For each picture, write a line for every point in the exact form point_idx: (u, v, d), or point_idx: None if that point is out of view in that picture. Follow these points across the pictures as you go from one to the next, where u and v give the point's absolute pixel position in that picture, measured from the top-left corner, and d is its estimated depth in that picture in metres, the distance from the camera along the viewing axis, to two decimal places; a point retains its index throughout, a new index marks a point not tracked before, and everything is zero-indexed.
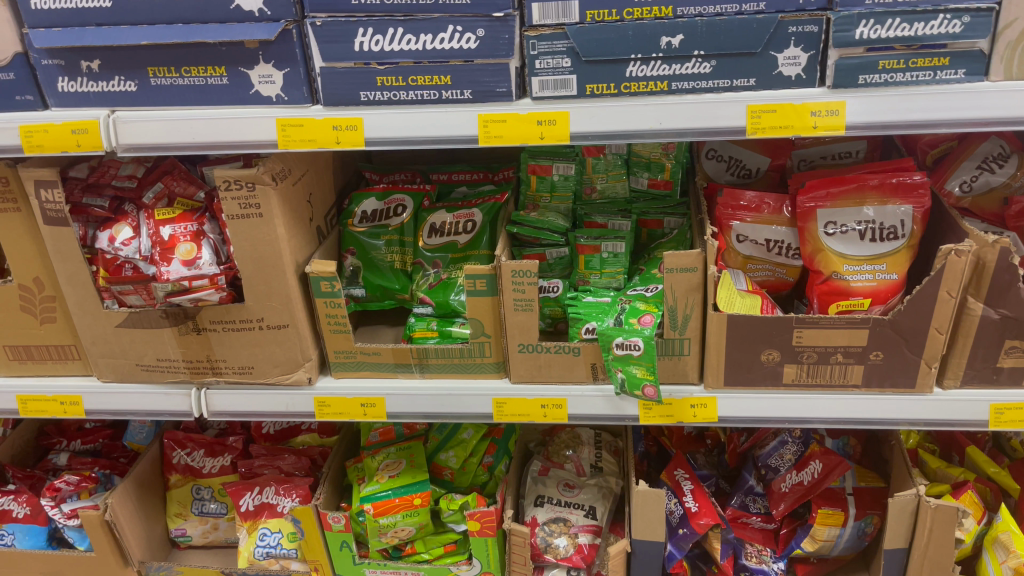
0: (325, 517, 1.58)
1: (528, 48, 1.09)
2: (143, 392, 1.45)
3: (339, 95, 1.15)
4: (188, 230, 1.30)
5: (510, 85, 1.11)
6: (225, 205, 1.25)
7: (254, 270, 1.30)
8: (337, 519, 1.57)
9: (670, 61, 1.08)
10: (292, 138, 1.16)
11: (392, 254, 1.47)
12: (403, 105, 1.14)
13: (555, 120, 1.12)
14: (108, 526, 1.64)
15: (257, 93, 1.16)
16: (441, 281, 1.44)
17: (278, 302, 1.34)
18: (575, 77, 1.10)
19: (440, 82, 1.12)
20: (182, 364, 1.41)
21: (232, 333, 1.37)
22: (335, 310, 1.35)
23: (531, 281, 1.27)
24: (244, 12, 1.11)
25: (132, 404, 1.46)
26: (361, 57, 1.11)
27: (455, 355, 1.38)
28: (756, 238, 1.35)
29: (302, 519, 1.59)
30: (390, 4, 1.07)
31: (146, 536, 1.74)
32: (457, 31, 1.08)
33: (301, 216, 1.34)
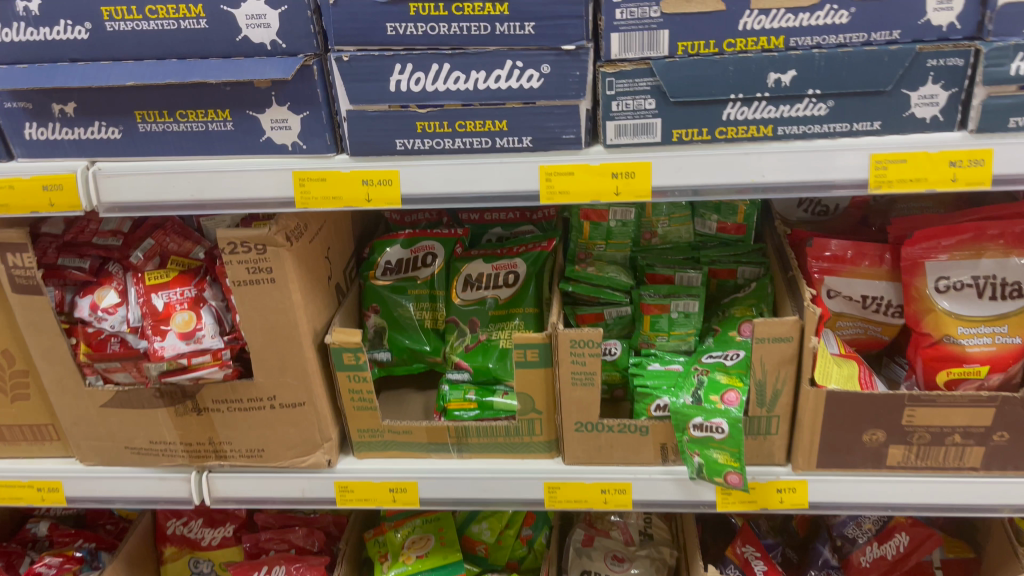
0: None
1: (604, 87, 0.89)
2: (134, 477, 1.25)
3: (369, 143, 0.95)
4: (185, 295, 1.10)
5: (579, 131, 0.92)
6: (230, 269, 1.05)
7: (265, 342, 1.10)
8: None
9: (777, 101, 0.88)
10: (312, 195, 0.96)
11: (422, 312, 1.28)
12: (448, 155, 0.94)
13: (634, 173, 0.92)
14: None
15: (269, 141, 0.96)
16: (479, 343, 1.25)
17: (293, 378, 1.14)
18: (660, 121, 0.90)
19: (494, 127, 0.92)
20: (180, 447, 1.21)
21: (238, 413, 1.17)
22: (360, 385, 1.16)
23: (593, 351, 1.08)
24: (254, 45, 0.90)
25: (122, 491, 1.26)
26: (398, 98, 0.91)
27: (499, 434, 1.18)
28: (851, 294, 1.16)
29: None
30: (434, 35, 0.87)
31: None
32: (517, 67, 0.88)
33: (318, 277, 1.14)
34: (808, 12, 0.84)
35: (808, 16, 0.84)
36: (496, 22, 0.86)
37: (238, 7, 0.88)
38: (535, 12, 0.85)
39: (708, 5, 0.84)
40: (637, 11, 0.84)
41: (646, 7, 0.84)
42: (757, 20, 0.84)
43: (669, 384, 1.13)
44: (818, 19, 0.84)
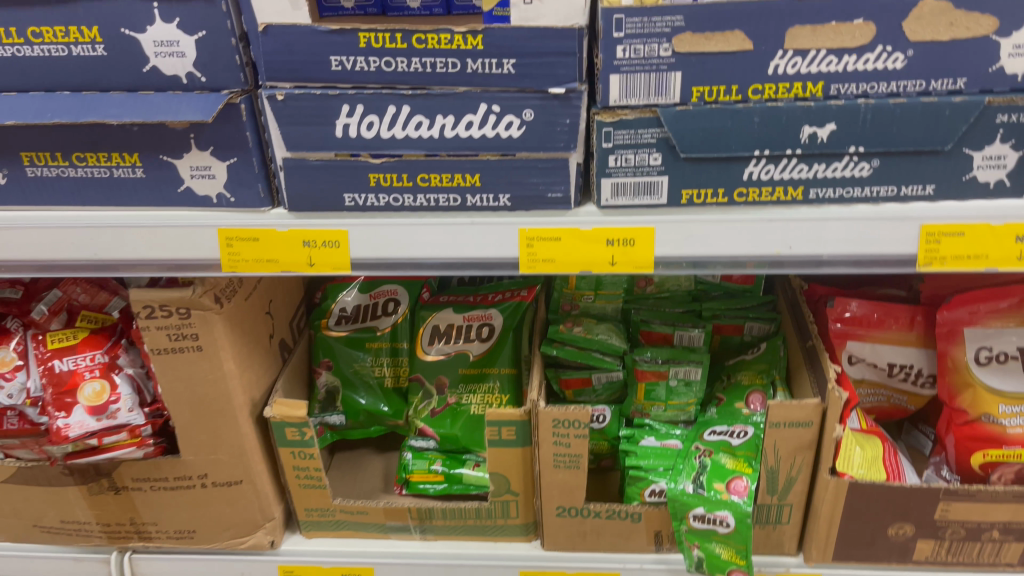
0: None
1: (600, 138, 0.72)
2: (46, 557, 1.09)
3: (312, 197, 0.77)
4: (95, 361, 0.93)
5: (568, 188, 0.75)
6: (148, 336, 0.88)
7: (192, 416, 0.94)
8: None
9: (811, 159, 0.72)
10: (243, 257, 0.79)
11: (380, 368, 1.11)
12: (409, 213, 0.77)
13: (634, 240, 0.76)
14: None
15: (189, 192, 0.78)
16: (447, 405, 1.09)
17: (228, 455, 0.97)
18: (666, 180, 0.74)
19: (465, 182, 0.75)
20: (97, 528, 1.05)
21: (162, 493, 1.00)
22: (307, 462, 0.99)
23: (579, 432, 0.93)
24: (165, 77, 0.73)
25: (35, 571, 1.10)
26: (346, 145, 0.74)
27: (469, 516, 1.02)
28: (875, 361, 1.01)
29: None
30: (390, 72, 0.70)
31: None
32: (493, 113, 0.71)
33: (257, 337, 0.97)
34: (855, 54, 0.67)
35: (855, 59, 0.67)
36: (467, 58, 0.69)
37: (143, 31, 0.70)
38: (515, 47, 0.68)
39: (732, 44, 0.67)
40: (643, 48, 0.68)
41: (655, 44, 0.67)
42: (791, 62, 0.68)
43: (667, 465, 0.98)
44: (867, 63, 0.67)
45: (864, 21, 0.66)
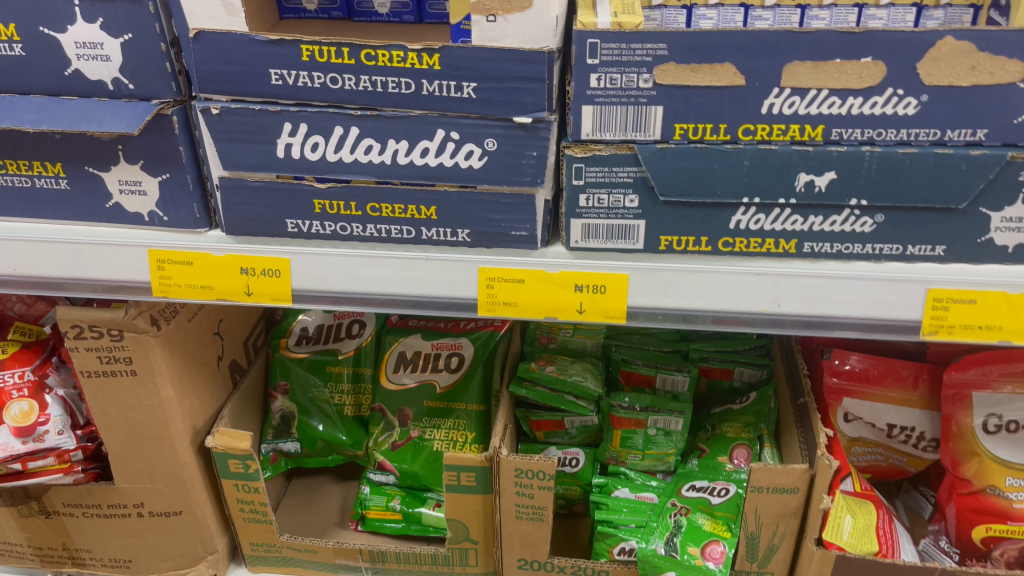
0: None
1: (570, 175, 0.64)
2: None
3: (252, 221, 0.70)
4: (24, 378, 0.87)
5: (534, 227, 0.67)
6: (77, 358, 0.81)
7: (126, 443, 0.87)
8: None
9: (806, 210, 0.64)
10: (176, 282, 0.72)
11: (342, 395, 1.05)
12: (358, 244, 0.70)
13: (605, 287, 0.68)
14: None
15: (118, 208, 0.71)
16: (409, 438, 1.02)
17: (165, 485, 0.91)
18: (644, 224, 0.66)
19: (419, 214, 0.68)
20: (29, 551, 0.98)
21: (96, 520, 0.94)
22: (251, 495, 0.92)
23: (543, 484, 0.85)
24: (89, 82, 0.65)
25: None
26: (288, 167, 0.66)
27: (423, 562, 0.95)
28: (873, 420, 0.93)
29: None
30: (336, 90, 0.62)
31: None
32: (452, 141, 0.64)
33: (203, 360, 0.90)
34: (861, 96, 0.59)
35: (861, 102, 0.59)
36: (422, 79, 0.61)
37: (64, 31, 0.63)
38: (476, 70, 0.61)
39: (722, 78, 0.59)
40: (620, 78, 0.60)
41: (633, 74, 0.59)
42: (788, 102, 0.59)
43: (640, 523, 0.89)
44: (874, 107, 0.59)
45: (873, 60, 0.58)
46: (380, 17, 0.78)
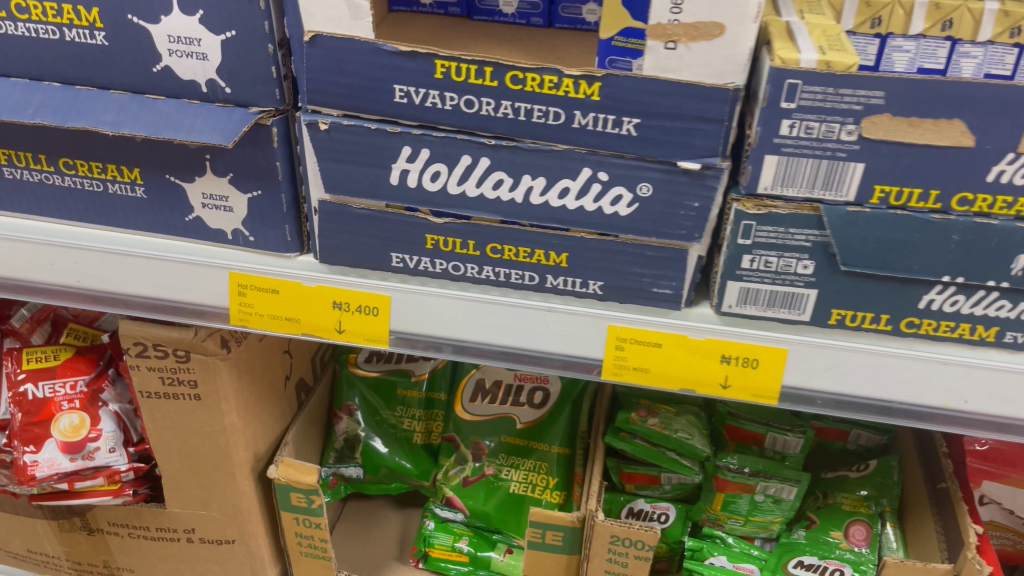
0: None
1: (736, 233, 0.54)
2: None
3: (349, 251, 0.61)
4: (76, 389, 0.79)
5: (681, 286, 0.57)
6: (138, 377, 0.74)
7: (182, 468, 0.79)
8: None
9: (1017, 295, 0.53)
10: (257, 310, 0.63)
11: (412, 423, 0.96)
12: (471, 285, 0.61)
13: (758, 360, 0.58)
14: None
15: (199, 222, 0.63)
16: (482, 475, 0.93)
17: (220, 513, 0.83)
18: (814, 295, 0.56)
19: (547, 260, 0.58)
20: (66, 564, 0.91)
21: (142, 541, 0.87)
22: (311, 530, 0.84)
23: (641, 553, 0.76)
24: (180, 82, 0.56)
25: None
26: (401, 196, 0.57)
27: None
28: (1012, 507, 0.83)
29: None
30: (470, 114, 0.52)
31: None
32: (599, 183, 0.54)
33: (269, 381, 0.82)
34: None
35: None
36: (575, 110, 0.51)
37: (156, 23, 0.54)
38: (642, 104, 0.50)
39: (946, 137, 0.48)
40: (818, 127, 0.49)
41: (836, 123, 0.49)
42: (1023, 170, 0.49)
43: None
44: None
45: None
46: (504, 17, 0.67)
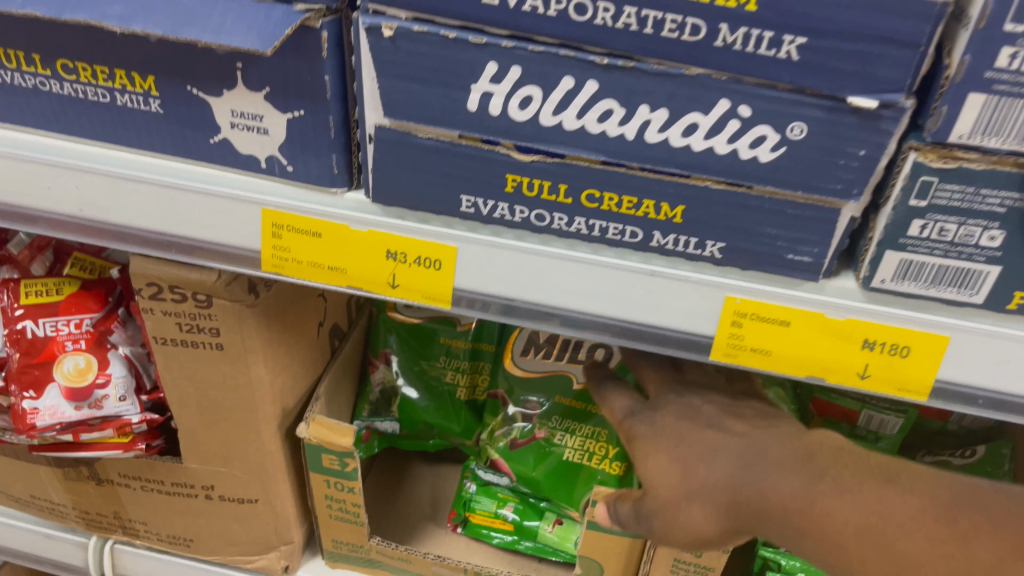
0: None
1: (910, 191, 0.42)
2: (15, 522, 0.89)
3: (410, 190, 0.50)
4: (81, 329, 0.70)
5: (823, 253, 0.46)
6: (152, 322, 0.64)
7: (202, 422, 0.70)
8: None
9: None
10: (294, 256, 0.52)
11: (455, 377, 0.89)
12: (556, 239, 0.50)
13: (910, 348, 0.47)
14: None
15: (226, 146, 0.52)
16: (533, 438, 0.85)
17: (243, 471, 0.74)
18: (996, 273, 0.44)
19: (656, 214, 0.47)
20: (72, 512, 0.84)
21: (155, 494, 0.78)
22: (344, 494, 0.76)
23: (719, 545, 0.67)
24: None
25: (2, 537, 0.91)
26: (481, 126, 0.46)
27: None
28: None
29: None
30: (580, 23, 0.41)
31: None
32: (738, 120, 0.42)
33: (301, 329, 0.72)
34: None
35: None
36: (720, 24, 0.39)
37: None
38: (812, 19, 0.38)
39: None
40: None
41: None
42: None
43: None
44: None
45: None
46: None
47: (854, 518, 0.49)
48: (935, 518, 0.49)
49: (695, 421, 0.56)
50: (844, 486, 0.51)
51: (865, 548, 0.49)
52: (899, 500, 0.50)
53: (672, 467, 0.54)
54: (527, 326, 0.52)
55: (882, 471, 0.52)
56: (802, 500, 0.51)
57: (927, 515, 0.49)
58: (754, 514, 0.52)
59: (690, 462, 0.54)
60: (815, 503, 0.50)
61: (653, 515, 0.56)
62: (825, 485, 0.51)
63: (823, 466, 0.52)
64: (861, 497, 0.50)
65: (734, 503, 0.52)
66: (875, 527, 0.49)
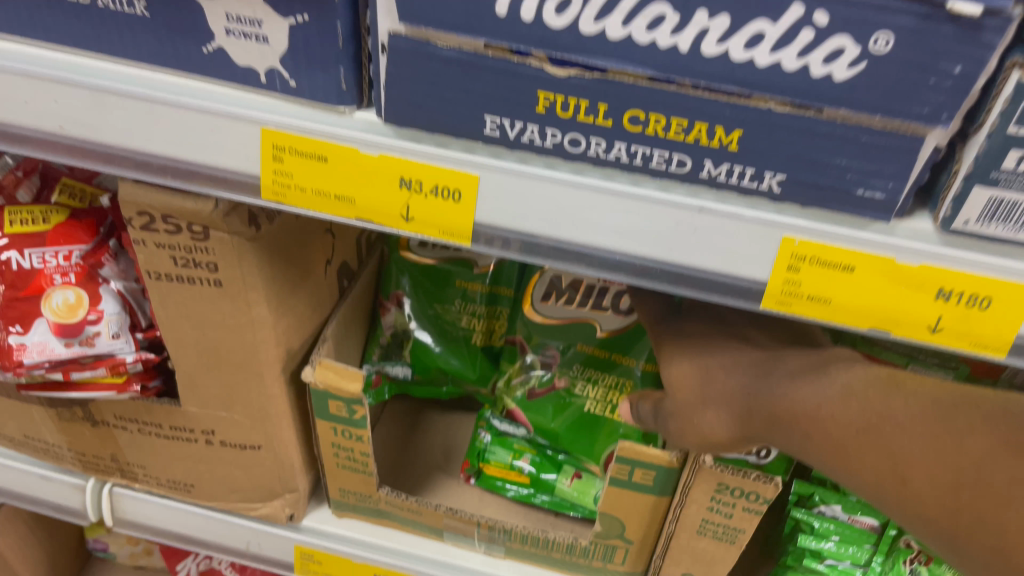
0: None
1: (1009, 117, 0.35)
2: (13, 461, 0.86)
3: (427, 109, 0.44)
4: (70, 261, 0.65)
5: (898, 189, 0.40)
6: (145, 256, 0.59)
7: (200, 364, 0.66)
8: None
9: None
10: (297, 183, 0.48)
11: (469, 320, 0.85)
12: (591, 168, 0.44)
13: (991, 301, 0.41)
14: None
15: (221, 57, 0.46)
16: (553, 387, 0.81)
17: (245, 417, 0.70)
18: None
19: (707, 141, 0.41)
20: (69, 454, 0.80)
21: (153, 438, 0.74)
22: (352, 443, 0.71)
23: (751, 506, 0.63)
24: None
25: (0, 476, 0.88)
26: (510, 34, 0.40)
27: (558, 551, 0.76)
28: None
29: None
30: None
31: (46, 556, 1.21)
32: (813, 28, 0.36)
33: (308, 266, 0.67)
34: None
35: None
36: None
37: None
38: None
39: None
40: None
41: None
42: None
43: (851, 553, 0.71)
44: None
45: None
46: None
47: (858, 421, 0.48)
48: (925, 409, 0.47)
49: (717, 344, 0.60)
50: (848, 392, 0.50)
51: (863, 449, 0.48)
52: (902, 402, 0.48)
53: (690, 371, 0.59)
54: (552, 266, 0.47)
55: (888, 380, 0.50)
56: (809, 403, 0.51)
57: (926, 416, 0.47)
58: (767, 420, 0.53)
59: (709, 370, 0.58)
60: (817, 406, 0.50)
61: (671, 416, 0.59)
62: (832, 393, 0.50)
63: (832, 377, 0.51)
64: (861, 397, 0.49)
65: (747, 411, 0.54)
66: (876, 427, 0.48)
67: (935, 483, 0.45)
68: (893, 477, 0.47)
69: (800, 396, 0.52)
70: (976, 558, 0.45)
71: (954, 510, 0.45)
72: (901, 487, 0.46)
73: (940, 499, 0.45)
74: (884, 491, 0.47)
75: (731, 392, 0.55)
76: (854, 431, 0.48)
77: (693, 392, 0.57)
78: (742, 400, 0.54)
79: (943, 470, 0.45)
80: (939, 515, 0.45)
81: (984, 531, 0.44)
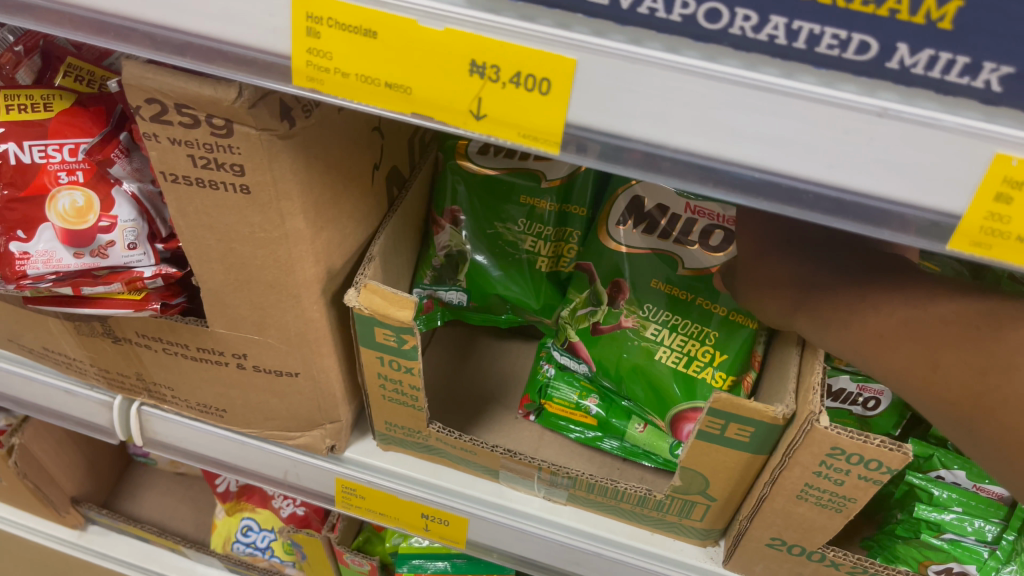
0: (342, 557, 0.95)
1: None
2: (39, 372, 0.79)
3: None
4: (77, 157, 0.56)
5: None
6: (160, 154, 0.49)
7: (227, 281, 0.56)
8: (359, 563, 0.94)
9: None
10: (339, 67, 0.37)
11: (536, 243, 0.75)
12: (731, 52, 0.32)
13: None
14: (21, 476, 1.03)
15: None
16: (618, 327, 0.71)
17: (280, 341, 0.61)
18: None
19: (905, 14, 0.29)
20: (92, 370, 0.73)
21: (179, 358, 0.66)
22: (400, 374, 0.63)
23: (869, 475, 0.53)
24: None
25: (26, 387, 0.81)
26: None
27: (627, 502, 0.68)
28: None
29: (304, 546, 0.97)
30: None
31: (89, 462, 1.18)
32: None
33: (352, 172, 0.57)
34: None
35: None
36: None
37: None
38: None
39: None
40: None
41: None
42: None
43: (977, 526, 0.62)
44: None
45: None
46: None
47: (895, 312, 0.47)
48: (968, 307, 0.45)
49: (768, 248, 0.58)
50: (892, 285, 0.49)
51: (898, 337, 0.46)
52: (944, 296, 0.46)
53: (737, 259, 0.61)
54: (635, 177, 0.37)
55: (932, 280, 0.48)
56: (849, 297, 0.50)
57: (965, 308, 0.45)
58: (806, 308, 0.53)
59: (755, 251, 0.58)
60: (865, 302, 0.49)
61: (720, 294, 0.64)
62: (872, 288, 0.50)
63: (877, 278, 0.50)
64: (904, 292, 0.48)
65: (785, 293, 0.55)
66: (913, 316, 0.46)
67: (964, 371, 0.43)
68: (924, 365, 0.45)
69: (850, 298, 0.50)
70: (990, 443, 0.42)
71: (979, 398, 0.42)
72: (932, 374, 0.44)
73: (966, 385, 0.42)
74: (917, 387, 0.45)
75: (783, 283, 0.55)
76: (896, 324, 0.47)
77: (747, 273, 0.59)
78: (792, 297, 0.54)
79: (974, 360, 0.42)
80: (963, 404, 0.42)
81: (1005, 411, 0.41)
